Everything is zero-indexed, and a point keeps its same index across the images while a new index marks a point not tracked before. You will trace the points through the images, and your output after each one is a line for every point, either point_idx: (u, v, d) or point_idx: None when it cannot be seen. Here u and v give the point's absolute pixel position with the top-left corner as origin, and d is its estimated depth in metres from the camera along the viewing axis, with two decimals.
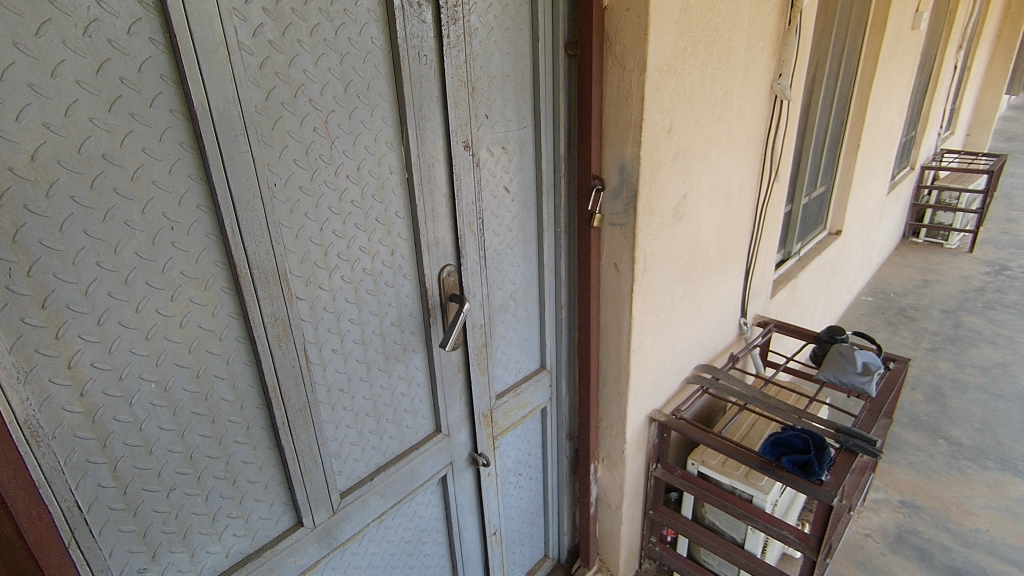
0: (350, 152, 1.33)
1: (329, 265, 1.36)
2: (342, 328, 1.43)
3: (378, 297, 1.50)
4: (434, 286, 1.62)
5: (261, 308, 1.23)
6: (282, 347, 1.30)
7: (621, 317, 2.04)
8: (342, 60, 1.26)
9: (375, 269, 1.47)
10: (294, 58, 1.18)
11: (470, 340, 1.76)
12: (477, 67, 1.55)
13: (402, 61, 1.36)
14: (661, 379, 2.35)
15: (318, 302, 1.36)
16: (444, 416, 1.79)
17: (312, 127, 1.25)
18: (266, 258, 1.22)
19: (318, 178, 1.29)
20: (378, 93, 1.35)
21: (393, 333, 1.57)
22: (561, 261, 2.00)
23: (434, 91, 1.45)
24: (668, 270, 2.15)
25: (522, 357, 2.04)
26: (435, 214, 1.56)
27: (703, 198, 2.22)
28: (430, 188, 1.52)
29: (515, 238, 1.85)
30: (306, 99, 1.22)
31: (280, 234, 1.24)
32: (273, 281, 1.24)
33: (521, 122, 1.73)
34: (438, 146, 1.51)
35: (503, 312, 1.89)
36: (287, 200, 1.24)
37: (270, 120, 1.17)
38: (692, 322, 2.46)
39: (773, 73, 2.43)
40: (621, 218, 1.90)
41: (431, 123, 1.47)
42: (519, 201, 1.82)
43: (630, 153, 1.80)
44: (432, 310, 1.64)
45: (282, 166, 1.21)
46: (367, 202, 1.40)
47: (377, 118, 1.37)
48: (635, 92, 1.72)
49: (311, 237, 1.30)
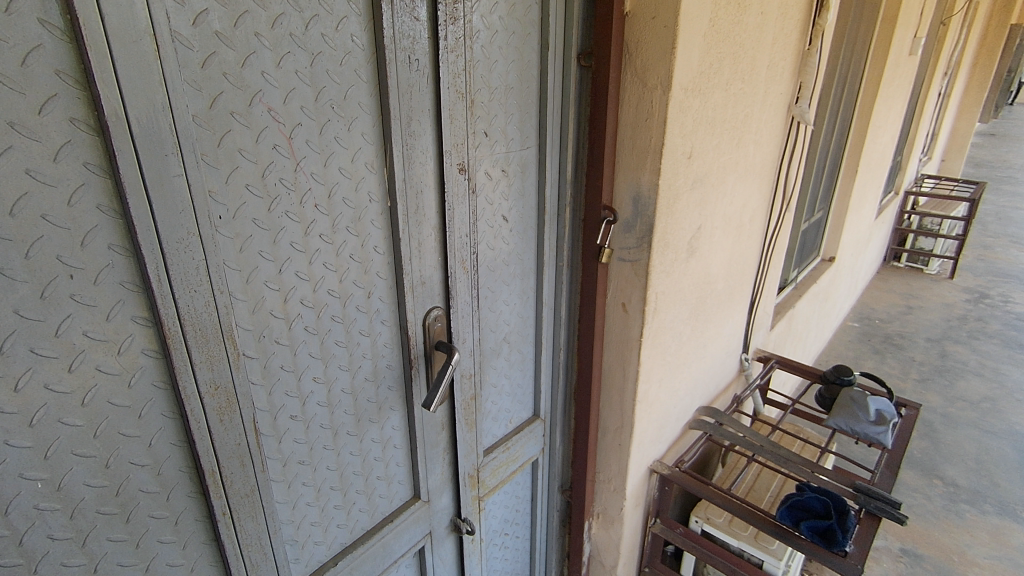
0: (320, 175, 1.07)
1: (289, 315, 1.09)
2: (303, 389, 1.16)
3: (349, 349, 1.23)
4: (417, 332, 1.36)
5: (197, 374, 0.96)
6: (225, 420, 1.02)
7: (627, 364, 1.81)
8: (313, 61, 1.00)
9: (347, 317, 1.21)
10: (251, 56, 0.92)
11: (457, 393, 1.52)
12: (477, 77, 1.31)
13: (389, 67, 1.11)
14: (664, 426, 2.12)
15: (273, 360, 1.09)
16: (423, 479, 1.52)
17: (271, 144, 0.98)
18: (205, 311, 0.94)
19: (277, 208, 1.02)
20: (359, 104, 1.10)
21: (367, 391, 1.30)
22: (562, 298, 1.76)
23: (427, 103, 1.20)
24: (678, 310, 1.94)
25: (513, 406, 1.79)
26: (421, 250, 1.30)
27: (717, 230, 2.01)
28: (417, 219, 1.26)
29: (513, 274, 1.61)
30: (265, 108, 0.96)
31: (226, 279, 0.97)
32: (215, 339, 0.97)
33: (524, 142, 1.49)
34: (429, 169, 1.25)
35: (494, 357, 1.65)
36: (235, 235, 0.97)
37: (215, 134, 0.90)
38: (697, 362, 2.25)
39: (790, 96, 2.25)
40: (633, 253, 1.66)
41: (421, 142, 1.22)
42: (518, 232, 1.57)
43: (646, 181, 1.57)
44: (414, 361, 1.38)
45: (230, 193, 0.94)
46: (339, 235, 1.14)
47: (355, 134, 1.11)
48: (656, 112, 1.48)
49: (266, 281, 1.03)
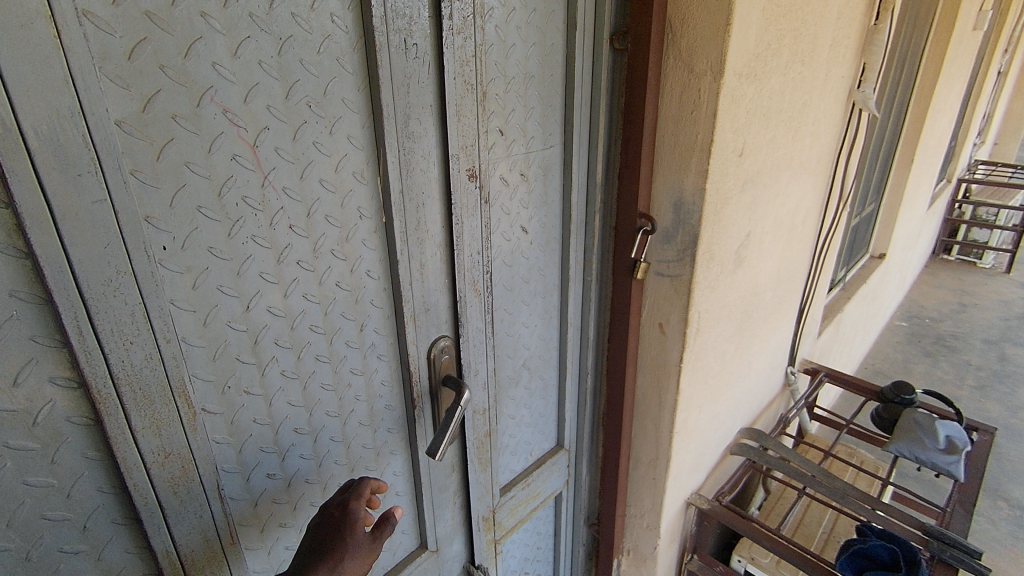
0: (295, 190, 0.87)
1: (262, 360, 0.91)
2: (282, 443, 0.98)
3: (338, 392, 1.05)
4: (421, 365, 1.17)
5: (139, 443, 0.78)
6: (180, 492, 0.84)
7: (663, 391, 1.59)
8: (282, 49, 0.80)
9: (334, 355, 1.02)
10: (197, 43, 0.72)
11: (468, 431, 1.32)
12: (491, 65, 1.09)
13: (380, 54, 0.90)
14: (703, 454, 1.90)
15: (243, 414, 0.90)
16: (432, 526, 1.34)
17: (229, 155, 0.78)
18: (146, 367, 0.75)
19: (241, 232, 0.82)
20: (343, 102, 0.89)
21: (361, 436, 1.12)
22: (589, 318, 1.55)
23: (429, 98, 0.99)
24: (723, 328, 1.70)
25: (534, 438, 1.60)
26: (425, 273, 1.10)
27: (768, 235, 1.75)
28: (419, 236, 1.06)
29: (533, 292, 1.40)
30: (219, 108, 0.76)
31: (175, 324, 0.78)
32: (163, 399, 0.79)
33: (547, 140, 1.27)
34: (433, 177, 1.05)
35: (512, 386, 1.45)
36: (186, 269, 0.78)
37: (152, 144, 0.71)
38: (741, 381, 2.01)
39: (852, 79, 1.97)
40: (672, 268, 1.43)
41: (422, 145, 1.01)
42: (540, 244, 1.36)
43: (691, 183, 1.32)
44: (418, 400, 1.19)
45: (176, 217, 0.75)
46: (322, 261, 0.94)
47: (339, 137, 0.90)
48: (705, 102, 1.24)
49: (229, 321, 0.85)
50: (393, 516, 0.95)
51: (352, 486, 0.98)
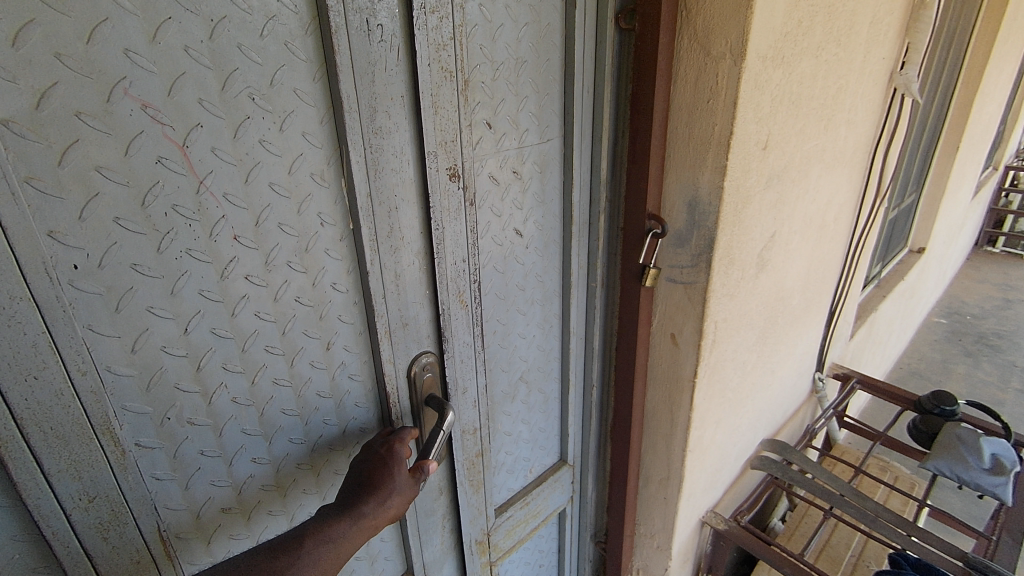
0: (239, 196, 0.76)
1: (208, 388, 0.81)
2: (237, 476, 0.88)
3: (303, 417, 0.94)
4: (399, 384, 1.05)
5: (55, 488, 0.69)
6: (111, 538, 0.76)
7: (675, 407, 1.45)
8: (214, 32, 0.68)
9: (296, 378, 0.91)
10: (103, 25, 0.60)
11: (457, 452, 1.21)
12: (475, 49, 0.96)
13: (337, 37, 0.77)
14: (720, 470, 1.76)
15: (187, 447, 0.81)
16: (418, 553, 1.24)
17: (153, 157, 0.67)
18: (56, 405, 0.66)
19: (174, 245, 0.72)
20: (294, 93, 0.77)
21: (332, 463, 1.02)
22: (594, 326, 1.42)
23: (400, 87, 0.86)
24: (743, 337, 1.55)
25: (534, 454, 1.48)
26: (400, 285, 0.98)
27: (795, 235, 1.59)
28: (393, 245, 0.94)
29: (530, 300, 1.27)
30: (136, 103, 0.64)
31: (93, 353, 0.68)
32: (81, 438, 0.70)
33: (543, 133, 1.13)
34: (407, 178, 0.92)
35: (507, 401, 1.33)
36: (105, 289, 0.68)
37: (51, 147, 0.60)
38: (763, 391, 1.86)
39: (893, 61, 1.78)
40: (685, 274, 1.28)
41: (393, 142, 0.89)
42: (537, 248, 1.23)
43: (707, 181, 1.17)
44: (398, 422, 1.08)
45: (88, 230, 0.65)
46: (276, 274, 0.83)
47: (292, 134, 0.79)
48: (723, 89, 1.08)
49: (164, 345, 0.74)
50: (427, 466, 0.97)
51: (391, 431, 1.03)
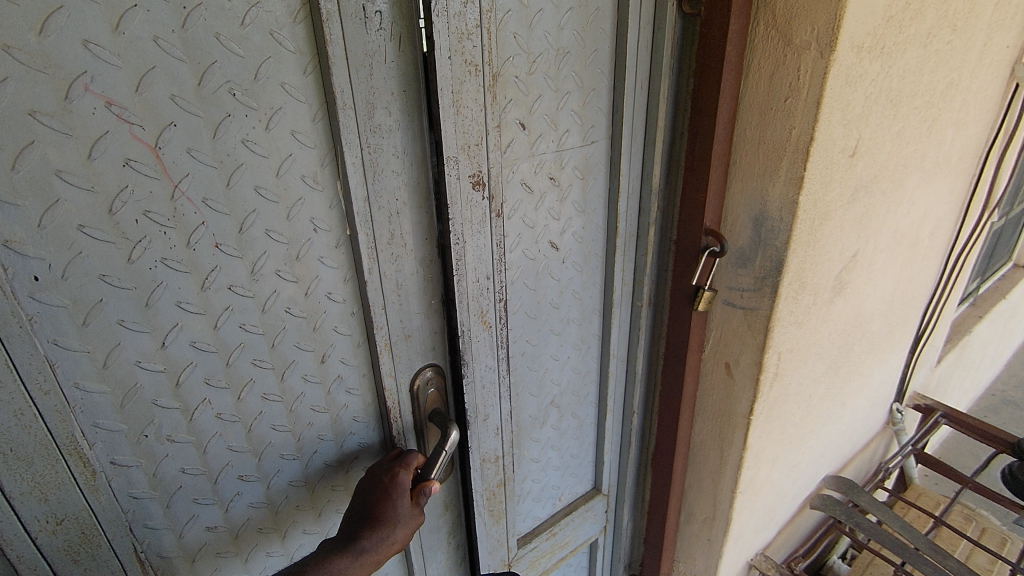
0: (220, 202, 0.68)
1: (188, 404, 0.74)
2: (223, 493, 0.82)
3: (295, 433, 0.86)
4: (403, 400, 0.96)
5: (18, 511, 0.66)
6: (83, 560, 0.73)
7: (726, 444, 1.29)
8: (188, 21, 0.60)
9: (289, 392, 0.83)
10: (58, 14, 0.54)
11: (476, 482, 1.11)
12: (507, 38, 0.83)
13: (329, 24, 0.67)
14: (775, 510, 1.58)
15: (168, 465, 0.75)
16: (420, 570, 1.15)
17: (121, 159, 0.61)
18: (16, 427, 0.62)
19: (148, 254, 0.66)
20: (282, 88, 0.68)
21: (328, 480, 0.94)
22: (638, 349, 1.27)
23: (398, 81, 0.76)
24: (811, 369, 1.36)
25: (564, 482, 1.36)
26: (403, 294, 0.88)
27: (882, 254, 1.37)
28: (394, 252, 0.84)
29: (566, 319, 1.15)
30: (100, 100, 0.58)
31: (57, 372, 0.64)
32: (46, 460, 0.66)
33: (586, 135, 1.00)
34: (411, 180, 0.82)
35: (537, 428, 1.21)
36: (70, 302, 0.63)
37: (3, 150, 0.55)
38: (830, 425, 1.65)
39: (1018, 52, 1.50)
40: (746, 299, 1.11)
41: (394, 141, 0.78)
42: (576, 262, 1.10)
43: (778, 194, 1.00)
44: (399, 437, 0.98)
45: (50, 240, 0.60)
46: (264, 284, 0.75)
47: (279, 134, 0.70)
48: (805, 88, 0.90)
49: (138, 361, 0.69)
50: (429, 488, 0.87)
51: (397, 456, 0.93)
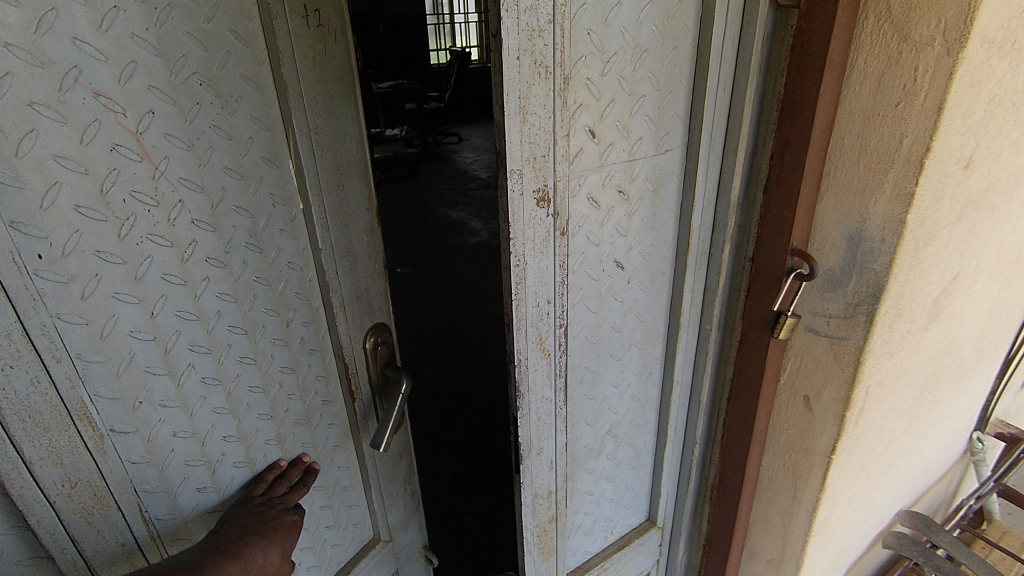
0: (194, 180, 0.67)
1: (175, 369, 0.70)
2: (210, 453, 0.77)
3: (269, 394, 0.82)
4: (355, 359, 0.93)
5: (37, 477, 0.62)
6: (97, 521, 0.68)
7: (800, 484, 1.16)
8: (160, 21, 0.61)
9: (260, 354, 0.79)
10: (49, 15, 0.53)
11: (527, 518, 1.02)
12: (580, 35, 0.74)
13: (277, 23, 0.70)
14: (846, 549, 1.44)
15: (161, 430, 0.71)
16: (382, 527, 1.08)
17: (109, 146, 0.60)
18: (34, 394, 0.60)
19: (134, 231, 0.63)
20: (241, 79, 0.69)
21: (299, 437, 0.88)
22: (703, 376, 1.16)
23: (339, 69, 0.80)
24: (898, 401, 1.22)
25: (617, 514, 1.26)
26: (351, 258, 0.88)
27: (982, 275, 1.22)
28: (343, 222, 0.86)
29: (628, 343, 1.05)
30: (88, 92, 0.57)
31: (64, 340, 0.61)
32: (61, 425, 0.62)
33: (660, 142, 0.89)
34: (349, 158, 0.85)
35: (592, 459, 1.12)
36: (69, 277, 0.60)
37: (4, 138, 0.53)
38: (910, 458, 1.50)
39: None
40: (835, 326, 0.99)
41: (334, 121, 0.81)
42: (642, 281, 1.00)
43: (880, 212, 0.87)
44: (358, 392, 0.95)
45: (51, 220, 0.57)
46: (234, 256, 0.73)
47: (240, 120, 0.70)
48: (919, 93, 0.78)
49: (131, 331, 0.66)
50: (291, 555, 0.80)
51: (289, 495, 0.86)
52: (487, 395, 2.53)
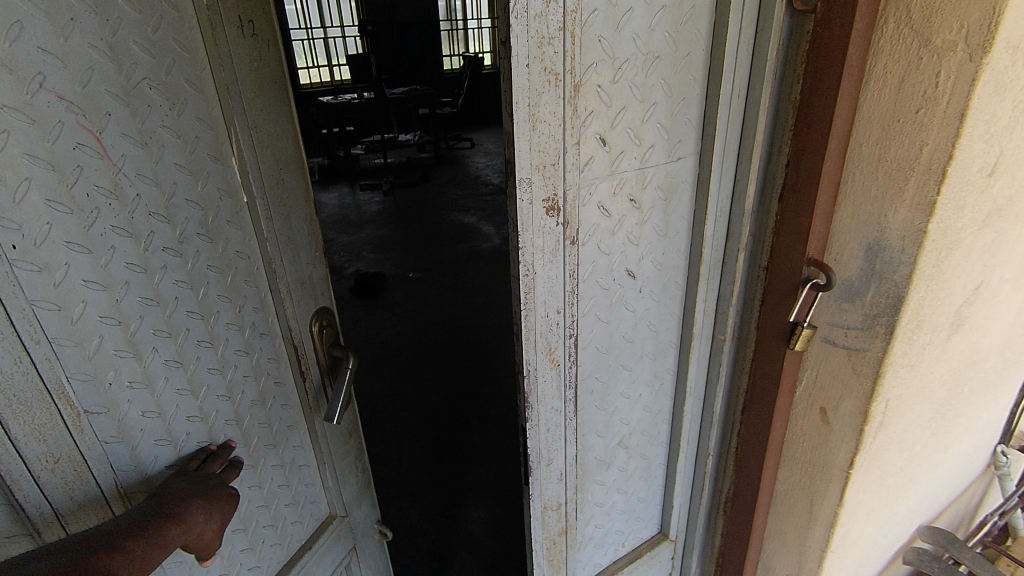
0: (149, 175, 0.69)
1: (140, 352, 0.70)
2: (176, 433, 0.76)
3: (227, 377, 0.82)
4: (305, 341, 0.96)
5: (21, 452, 0.62)
6: (78, 496, 0.68)
7: (817, 498, 1.13)
8: (112, 30, 0.63)
9: (217, 338, 0.80)
10: (15, 27, 0.55)
11: (536, 531, 1.01)
12: (591, 42, 0.73)
13: (216, 32, 0.74)
14: (863, 565, 1.40)
15: (131, 410, 0.71)
16: (336, 503, 1.08)
17: (71, 144, 0.61)
18: (17, 373, 0.60)
19: (98, 223, 0.65)
20: (187, 83, 0.72)
21: (256, 417, 0.88)
22: (717, 387, 1.13)
23: (274, 72, 0.84)
24: (919, 414, 1.18)
25: (628, 527, 1.24)
26: (293, 245, 0.91)
27: (1005, 285, 1.18)
28: (284, 212, 0.89)
29: (639, 353, 1.03)
30: (53, 96, 0.59)
31: (42, 321, 0.61)
32: (43, 403, 0.63)
33: (673, 150, 0.88)
34: (288, 154, 0.88)
35: (602, 471, 1.10)
36: (41, 266, 0.60)
37: None
38: (930, 472, 1.45)
39: None
40: (853, 337, 0.96)
41: (272, 120, 0.85)
42: (654, 290, 0.99)
43: (900, 221, 0.85)
44: (308, 372, 0.97)
45: (24, 213, 0.59)
46: (189, 246, 0.74)
47: (186, 120, 0.72)
48: (937, 100, 0.77)
49: (100, 316, 0.66)
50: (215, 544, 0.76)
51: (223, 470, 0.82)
52: (496, 400, 2.52)
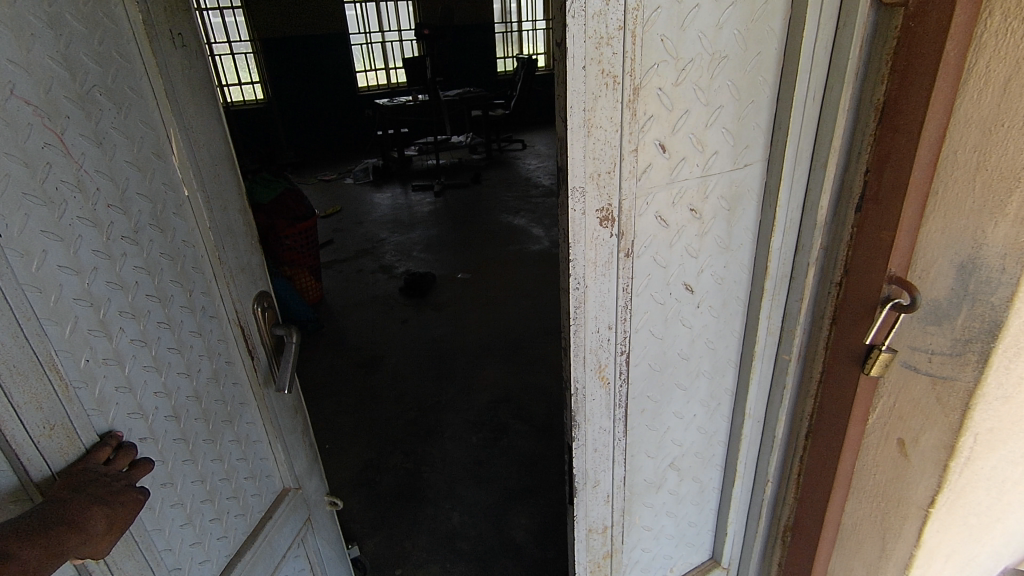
0: (106, 170, 0.70)
1: (111, 331, 0.71)
2: (146, 405, 0.76)
3: (184, 357, 0.82)
4: (246, 316, 0.95)
5: (23, 418, 0.63)
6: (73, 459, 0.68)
7: (891, 535, 1.04)
8: (64, 45, 0.65)
9: (174, 320, 0.80)
10: None
11: (580, 553, 0.97)
12: (653, 42, 0.68)
13: (150, 41, 0.76)
14: None
15: (106, 384, 0.71)
16: (289, 476, 1.07)
17: (42, 142, 0.63)
18: (15, 345, 0.61)
19: (67, 213, 0.65)
20: (132, 90, 0.74)
21: (211, 394, 0.88)
22: (779, 410, 1.06)
23: (201, 76, 0.86)
24: (1014, 450, 1.06)
25: (678, 551, 1.18)
26: (231, 236, 0.92)
27: None
28: (222, 206, 0.90)
29: (694, 372, 0.97)
30: (22, 101, 0.61)
31: (32, 297, 0.62)
32: (39, 374, 0.63)
33: (739, 157, 0.82)
34: (218, 152, 0.90)
35: (651, 493, 1.04)
36: (24, 252, 0.61)
37: None
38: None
39: None
40: (940, 363, 0.88)
41: (204, 121, 0.87)
42: (714, 305, 0.93)
43: (1001, 237, 0.77)
44: (253, 350, 0.97)
45: (9, 201, 0.60)
46: (144, 235, 0.75)
47: (133, 120, 0.74)
48: None
49: (76, 297, 0.67)
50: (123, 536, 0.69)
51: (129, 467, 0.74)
52: (543, 404, 2.48)
